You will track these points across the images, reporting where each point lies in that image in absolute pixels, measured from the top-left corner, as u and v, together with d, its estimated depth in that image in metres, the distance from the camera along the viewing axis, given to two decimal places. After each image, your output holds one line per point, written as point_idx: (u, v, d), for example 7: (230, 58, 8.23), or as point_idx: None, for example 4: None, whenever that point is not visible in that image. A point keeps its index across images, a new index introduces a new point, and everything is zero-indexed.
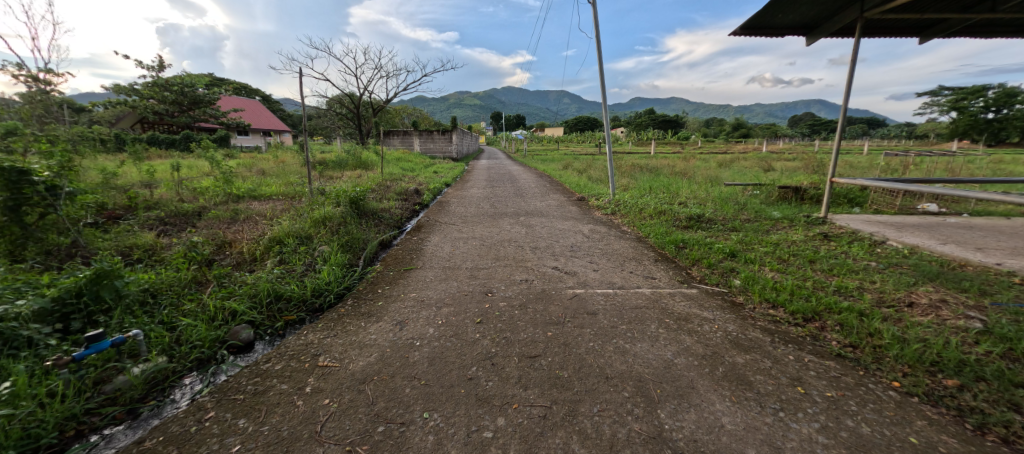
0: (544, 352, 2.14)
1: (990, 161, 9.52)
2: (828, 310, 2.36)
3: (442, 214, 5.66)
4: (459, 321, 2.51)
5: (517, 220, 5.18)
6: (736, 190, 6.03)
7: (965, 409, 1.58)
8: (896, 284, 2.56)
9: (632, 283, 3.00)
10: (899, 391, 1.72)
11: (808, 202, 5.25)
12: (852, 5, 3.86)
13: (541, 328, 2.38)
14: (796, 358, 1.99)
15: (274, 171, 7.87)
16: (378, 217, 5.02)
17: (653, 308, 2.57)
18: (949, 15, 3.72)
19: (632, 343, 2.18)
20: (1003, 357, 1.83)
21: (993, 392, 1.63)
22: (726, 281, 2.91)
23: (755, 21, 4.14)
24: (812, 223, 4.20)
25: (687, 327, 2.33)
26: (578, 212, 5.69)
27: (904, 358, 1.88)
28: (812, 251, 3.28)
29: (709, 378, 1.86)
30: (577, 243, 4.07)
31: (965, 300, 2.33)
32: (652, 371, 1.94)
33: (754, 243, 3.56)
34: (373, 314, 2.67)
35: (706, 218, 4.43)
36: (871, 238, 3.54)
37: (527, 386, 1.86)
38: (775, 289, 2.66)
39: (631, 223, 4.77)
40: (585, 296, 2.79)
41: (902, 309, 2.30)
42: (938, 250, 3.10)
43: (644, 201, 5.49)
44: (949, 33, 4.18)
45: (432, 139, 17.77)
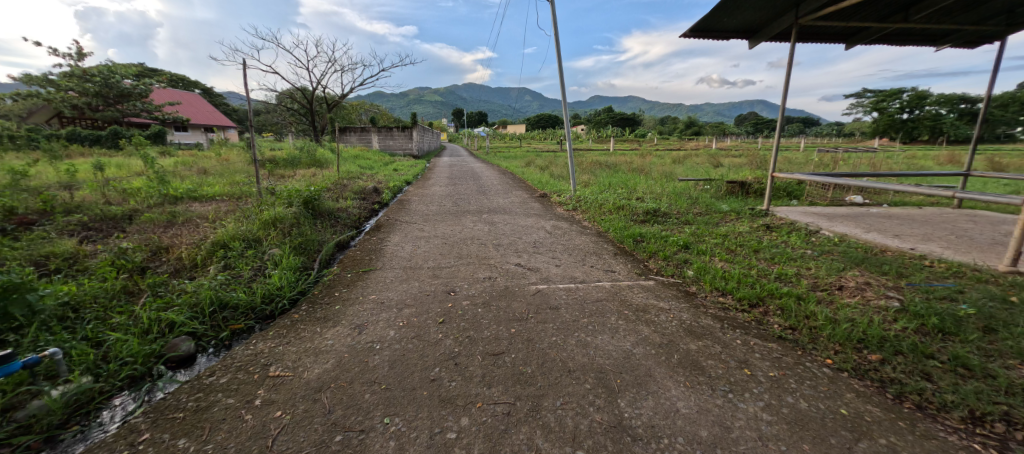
0: (508, 349, 2.13)
1: (904, 156, 10.64)
2: (771, 295, 2.53)
3: (403, 213, 5.49)
4: (422, 322, 2.45)
5: (480, 217, 5.13)
6: (689, 185, 6.33)
7: (886, 380, 1.75)
8: (829, 269, 2.79)
9: (592, 276, 3.06)
10: (831, 368, 1.87)
11: (753, 195, 5.62)
12: (789, 11, 4.12)
13: (505, 324, 2.38)
14: (743, 342, 2.11)
15: (216, 170, 7.29)
16: (335, 217, 4.82)
17: (613, 301, 2.64)
18: (871, 24, 4.09)
19: (593, 335, 2.23)
20: (917, 331, 2.04)
21: (909, 363, 1.82)
22: (680, 272, 3.05)
23: (703, 24, 4.32)
24: (757, 215, 4.49)
25: (644, 317, 2.41)
26: (541, 208, 5.74)
27: (836, 337, 2.05)
28: (757, 241, 3.51)
29: (665, 366, 1.94)
30: (539, 240, 4.09)
31: (885, 282, 2.58)
32: (612, 362, 1.99)
33: (705, 235, 3.76)
34: (330, 318, 2.56)
35: (662, 212, 4.62)
36: (808, 228, 3.83)
37: (491, 383, 1.85)
38: (725, 278, 2.82)
39: (591, 218, 4.87)
40: (548, 292, 2.81)
41: (833, 291, 2.52)
42: (864, 239, 3.40)
43: (604, 197, 5.62)
44: (870, 40, 4.60)
45: (391, 136, 17.29)
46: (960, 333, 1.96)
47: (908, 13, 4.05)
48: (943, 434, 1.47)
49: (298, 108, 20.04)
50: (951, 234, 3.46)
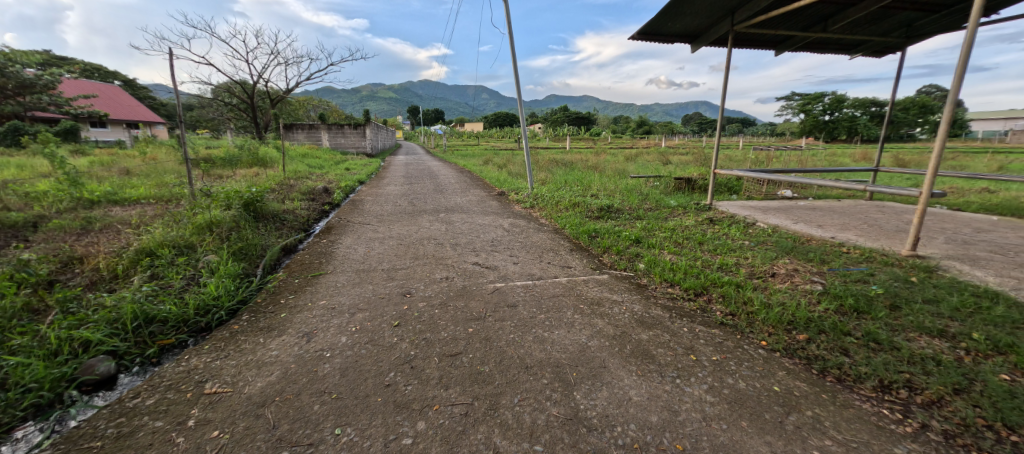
0: (465, 349, 2.11)
1: (826, 154, 11.78)
2: (714, 285, 2.69)
3: (355, 214, 5.27)
4: (376, 326, 2.36)
5: (437, 217, 5.04)
6: (641, 181, 6.60)
7: (812, 357, 1.92)
8: (764, 258, 3.02)
9: (549, 273, 3.11)
10: (766, 349, 2.03)
11: (698, 191, 5.96)
12: (726, 18, 4.41)
13: (462, 324, 2.35)
14: (690, 330, 2.23)
15: (141, 170, 6.59)
16: (280, 219, 4.53)
17: (570, 296, 2.69)
18: (796, 33, 4.45)
19: (550, 330, 2.26)
20: (837, 311, 2.26)
21: (830, 340, 2.01)
22: (632, 265, 3.17)
23: (650, 27, 4.51)
24: (701, 209, 4.77)
25: (599, 311, 2.48)
26: (498, 206, 5.74)
27: (769, 320, 2.23)
28: (701, 234, 3.72)
29: (619, 357, 2.00)
30: (497, 238, 4.09)
31: (811, 268, 2.84)
32: (569, 356, 2.03)
33: (655, 229, 3.94)
34: (275, 327, 2.40)
35: (615, 208, 4.78)
36: (746, 221, 4.12)
37: (448, 385, 1.82)
38: (673, 269, 2.96)
39: (548, 216, 4.95)
40: (505, 290, 2.81)
41: (767, 278, 2.73)
42: (793, 229, 3.72)
43: (560, 194, 5.72)
44: (796, 48, 5.02)
45: (343, 134, 16.66)
46: (871, 311, 2.20)
47: (827, 24, 4.45)
48: (859, 402, 1.64)
49: (239, 103, 18.63)
50: (864, 223, 3.88)
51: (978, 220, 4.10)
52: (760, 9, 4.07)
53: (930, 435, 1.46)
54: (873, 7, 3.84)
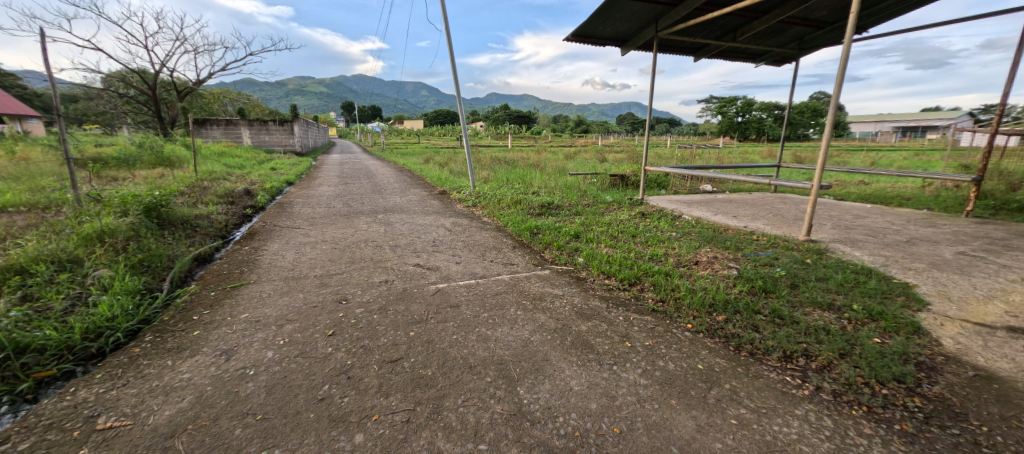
0: (406, 353, 2.04)
1: (739, 152, 13.13)
2: (646, 274, 2.87)
3: (282, 218, 4.87)
4: (307, 337, 2.20)
5: (375, 218, 4.83)
6: (579, 178, 6.86)
7: (729, 335, 2.12)
8: (689, 248, 3.28)
9: (492, 271, 3.11)
10: (691, 331, 2.20)
11: (631, 187, 6.33)
12: (651, 25, 4.70)
13: (403, 328, 2.27)
14: (625, 318, 2.36)
15: (6, 173, 5.51)
16: (192, 226, 4.05)
17: (512, 292, 2.72)
18: (712, 41, 4.88)
19: (493, 329, 2.26)
20: (750, 292, 2.52)
21: (744, 319, 2.24)
22: (572, 259, 3.28)
23: (583, 29, 4.67)
24: (635, 204, 5.07)
25: (540, 305, 2.53)
26: (440, 206, 5.63)
27: (694, 303, 2.42)
28: (634, 227, 3.95)
29: (560, 349, 2.06)
30: (438, 238, 4.01)
31: (728, 255, 3.13)
32: (512, 352, 2.04)
33: (593, 224, 4.11)
34: (186, 347, 2.13)
35: (555, 205, 4.92)
36: (673, 214, 4.45)
37: (388, 393, 1.75)
38: (609, 262, 3.11)
39: (491, 214, 4.95)
40: (448, 290, 2.76)
41: (692, 266, 2.97)
42: (713, 220, 4.09)
43: (502, 192, 5.76)
44: (712, 55, 5.50)
45: (267, 131, 15.36)
46: (776, 290, 2.48)
47: (735, 35, 4.93)
48: (768, 372, 1.84)
49: (138, 95, 16.34)
50: (769, 213, 4.37)
51: (856, 208, 4.81)
52: (680, 17, 4.40)
53: (822, 395, 1.68)
54: (774, 20, 4.32)
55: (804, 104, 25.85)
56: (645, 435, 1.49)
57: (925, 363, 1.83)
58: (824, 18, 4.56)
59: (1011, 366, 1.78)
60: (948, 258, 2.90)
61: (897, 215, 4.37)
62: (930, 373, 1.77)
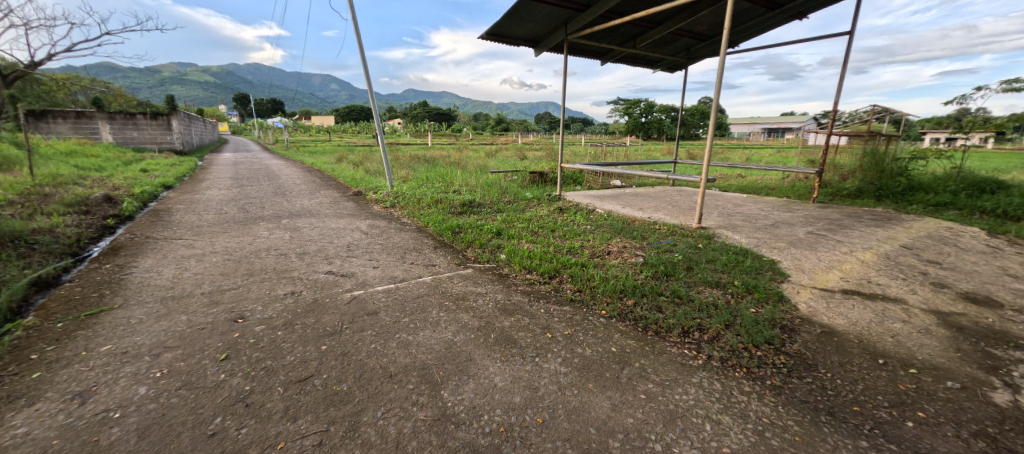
0: (318, 369, 1.87)
1: (643, 149, 14.45)
2: (564, 266, 3.01)
3: (158, 228, 4.14)
4: (192, 365, 1.90)
5: (277, 224, 4.35)
6: (500, 176, 6.95)
7: (638, 318, 2.31)
8: (602, 240, 3.52)
9: (413, 273, 3.00)
10: (605, 316, 2.36)
11: (550, 183, 6.59)
12: (561, 28, 4.91)
13: (313, 343, 2.07)
14: (546, 310, 2.44)
15: None
16: (26, 243, 3.24)
17: (434, 294, 2.65)
18: (616, 47, 5.26)
19: (415, 333, 2.18)
20: (654, 276, 2.78)
21: (650, 301, 2.46)
22: (494, 257, 3.31)
23: (498, 29, 4.70)
24: (553, 199, 5.28)
25: (464, 305, 2.51)
26: (355, 207, 5.27)
27: (607, 290, 2.60)
28: (553, 222, 4.12)
29: (484, 347, 2.06)
30: (353, 242, 3.75)
31: (635, 243, 3.42)
32: (434, 355, 1.99)
33: (514, 221, 4.19)
34: (20, 395, 1.69)
35: (477, 203, 4.93)
36: (587, 208, 4.73)
37: (297, 416, 1.58)
38: (530, 257, 3.20)
39: (410, 214, 4.77)
40: (365, 297, 2.60)
41: (605, 256, 3.18)
42: (622, 213, 4.42)
43: (422, 192, 5.60)
44: (617, 59, 5.94)
45: (135, 125, 12.97)
46: (675, 273, 2.78)
47: (635, 42, 5.38)
48: (670, 347, 2.04)
49: None
50: (669, 204, 4.87)
51: (735, 198, 5.59)
52: (587, 23, 4.67)
53: (713, 362, 1.92)
54: (667, 30, 4.80)
55: (695, 107, 29.37)
56: (566, 420, 1.56)
57: (788, 325, 2.20)
58: (706, 32, 5.20)
59: (845, 322, 2.22)
60: (800, 237, 3.51)
61: (765, 202, 5.18)
62: (791, 333, 2.13)
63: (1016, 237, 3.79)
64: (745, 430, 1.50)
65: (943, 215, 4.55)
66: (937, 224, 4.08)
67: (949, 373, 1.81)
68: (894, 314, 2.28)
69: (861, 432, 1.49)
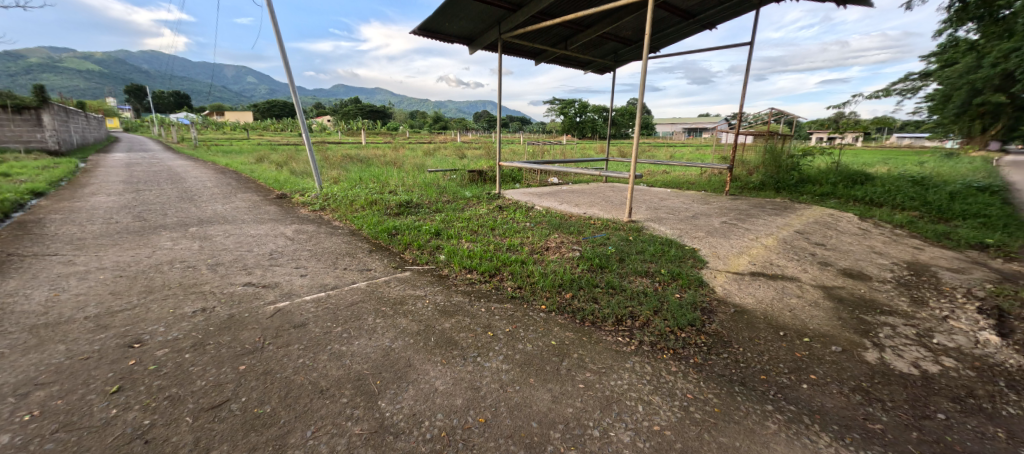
0: (235, 393, 1.68)
1: (578, 147, 15.07)
2: (504, 264, 3.03)
3: (23, 243, 3.46)
4: (72, 402, 1.60)
5: (184, 233, 3.85)
6: (439, 175, 6.82)
7: (576, 310, 2.39)
8: (540, 236, 3.60)
9: (345, 280, 2.83)
10: (545, 311, 2.41)
11: (489, 182, 6.60)
12: (495, 27, 4.92)
13: (229, 364, 1.86)
14: (487, 309, 2.43)
15: None
16: None
17: (370, 300, 2.52)
18: (549, 48, 5.40)
19: (348, 343, 2.05)
20: (590, 269, 2.90)
21: (587, 293, 2.56)
22: (433, 258, 3.23)
23: (431, 24, 4.59)
24: (493, 197, 5.30)
25: (401, 310, 2.41)
26: (278, 212, 4.85)
27: (546, 285, 2.66)
28: (493, 220, 4.13)
29: (423, 351, 2.00)
30: (276, 249, 3.44)
31: (572, 238, 3.55)
32: (370, 364, 1.89)
33: (453, 220, 4.13)
34: None
35: (414, 203, 4.79)
36: (526, 205, 4.81)
37: (210, 447, 1.41)
38: (470, 256, 3.17)
39: (342, 217, 4.50)
40: (291, 309, 2.40)
41: (544, 252, 3.26)
42: (560, 210, 4.56)
43: (355, 193, 5.30)
44: (551, 60, 6.10)
45: None
46: (608, 265, 2.92)
47: (566, 44, 5.56)
48: (605, 336, 2.14)
49: None
50: (602, 200, 5.11)
51: (661, 192, 6.03)
52: (520, 23, 4.73)
53: (644, 347, 2.05)
54: (596, 33, 5.03)
55: (624, 107, 31.26)
56: (509, 417, 1.56)
57: (707, 307, 2.41)
58: (631, 37, 5.53)
59: (753, 300, 2.49)
60: (716, 227, 3.88)
61: (686, 196, 5.65)
62: (709, 314, 2.34)
63: (879, 220, 4.55)
64: (672, 407, 1.62)
65: (827, 203, 5.31)
66: (822, 211, 4.75)
67: (833, 338, 2.11)
68: (791, 291, 2.61)
69: (767, 397, 1.67)
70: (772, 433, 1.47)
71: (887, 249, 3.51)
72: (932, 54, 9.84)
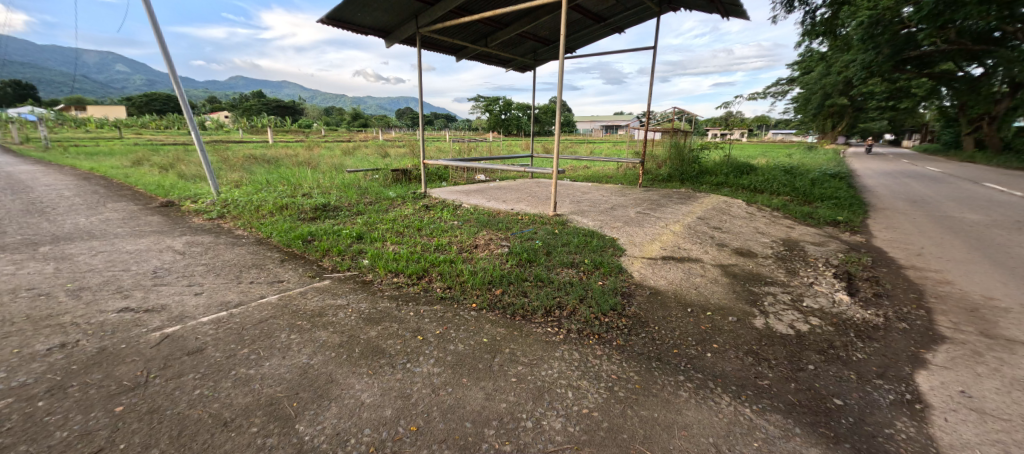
0: (109, 440, 1.40)
1: (504, 144, 15.30)
2: (432, 265, 2.95)
3: None
4: None
5: (29, 254, 3.13)
6: (359, 176, 6.44)
7: (506, 305, 2.42)
8: (469, 234, 3.57)
9: (252, 295, 2.54)
10: (476, 309, 2.40)
11: (414, 181, 6.39)
12: (411, 20, 4.75)
13: (100, 407, 1.55)
14: (416, 312, 2.35)
15: None
16: None
17: (282, 315, 2.29)
18: (469, 44, 5.36)
19: (258, 365, 1.84)
20: (519, 264, 2.95)
21: (517, 287, 2.61)
22: (356, 263, 3.04)
23: (341, 14, 4.28)
24: (418, 197, 5.14)
25: (320, 322, 2.23)
26: (164, 222, 4.19)
27: (476, 283, 2.65)
28: (420, 221, 4.01)
29: (347, 364, 1.87)
30: (162, 266, 2.96)
31: (500, 235, 3.58)
32: (285, 386, 1.71)
33: (377, 223, 3.93)
34: None
35: (332, 206, 4.47)
36: (454, 204, 4.75)
37: None
38: (396, 259, 3.04)
39: (246, 224, 4.03)
40: (183, 334, 2.08)
41: (473, 250, 3.24)
42: (487, 207, 4.59)
43: (262, 197, 4.78)
44: (472, 57, 6.07)
45: None
46: (536, 259, 3.00)
47: (486, 42, 5.58)
48: (535, 328, 2.20)
49: None
50: (528, 195, 5.24)
51: (583, 186, 6.36)
52: (438, 17, 4.63)
53: (572, 334, 2.14)
54: (514, 32, 5.11)
55: (548, 105, 32.38)
56: (441, 421, 1.52)
57: (626, 292, 2.60)
58: (549, 37, 5.73)
59: (665, 282, 2.74)
60: (631, 216, 4.20)
61: (605, 189, 6.04)
62: (629, 298, 2.53)
63: (761, 204, 5.29)
64: (599, 389, 1.71)
65: (721, 192, 6.04)
66: (718, 198, 5.39)
67: (730, 310, 2.41)
68: (696, 271, 2.92)
69: (679, 368, 1.85)
70: (684, 400, 1.63)
71: (768, 229, 4.10)
72: (795, 63, 11.67)
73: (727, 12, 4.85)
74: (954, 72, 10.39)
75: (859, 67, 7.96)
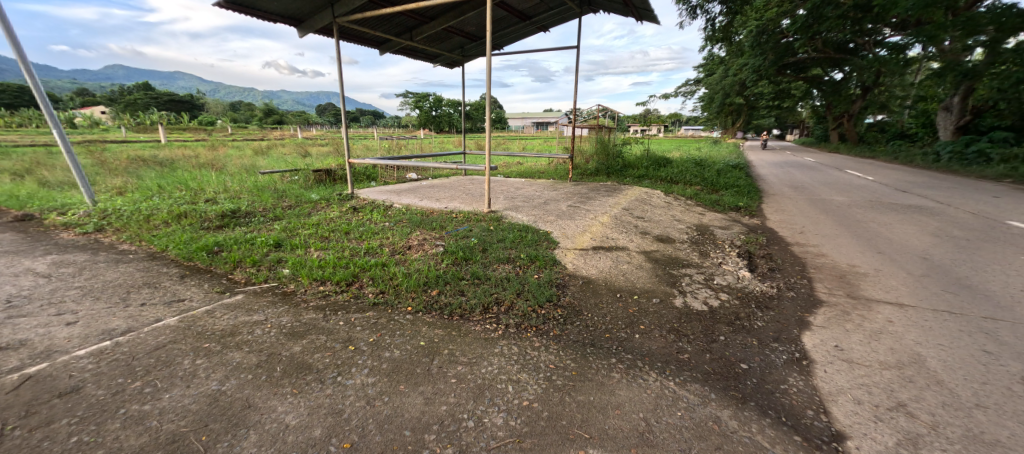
0: None
1: (436, 141, 14.97)
2: (363, 270, 2.80)
3: None
4: None
5: None
6: (275, 177, 5.87)
7: (443, 306, 2.37)
8: (402, 235, 3.44)
9: (145, 319, 2.20)
10: (412, 312, 2.32)
11: (339, 182, 6.00)
12: (326, 9, 4.46)
13: None
14: (346, 321, 2.22)
15: None
16: None
17: (185, 339, 2.02)
18: (392, 37, 5.14)
19: (156, 399, 1.60)
20: (455, 263, 2.91)
21: (453, 287, 2.57)
22: (274, 274, 2.78)
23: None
24: (344, 198, 4.84)
25: (233, 342, 2.00)
26: (19, 240, 3.45)
27: (411, 286, 2.56)
28: (347, 224, 3.77)
29: (267, 386, 1.70)
30: (17, 293, 2.44)
31: (434, 234, 3.49)
32: (191, 418, 1.51)
33: (297, 228, 3.62)
34: None
35: (243, 212, 4.02)
36: (384, 204, 4.55)
37: None
38: (321, 266, 2.83)
39: (134, 237, 3.48)
40: (50, 373, 1.73)
41: (406, 251, 3.13)
42: (420, 206, 4.46)
43: (154, 205, 4.16)
44: (397, 50, 5.82)
45: None
46: (472, 256, 2.98)
47: (410, 36, 5.38)
48: (473, 326, 2.19)
49: None
50: (462, 193, 5.19)
51: (516, 182, 6.46)
52: (356, 7, 4.41)
53: (510, 329, 2.17)
54: (438, 26, 5.05)
55: (480, 102, 32.34)
56: (378, 433, 1.45)
57: (561, 283, 2.69)
58: (476, 33, 5.70)
59: (596, 271, 2.89)
60: (563, 210, 4.35)
61: (537, 185, 6.19)
62: (563, 289, 2.63)
63: (677, 194, 5.80)
64: (538, 380, 1.76)
65: (643, 184, 6.51)
66: (640, 190, 5.81)
67: (654, 292, 2.61)
68: (623, 258, 3.12)
69: (611, 351, 1.97)
70: (616, 381, 1.74)
71: (683, 216, 4.51)
72: (701, 65, 12.94)
73: (640, 16, 5.20)
74: (823, 77, 12.27)
75: (751, 70, 9.05)
